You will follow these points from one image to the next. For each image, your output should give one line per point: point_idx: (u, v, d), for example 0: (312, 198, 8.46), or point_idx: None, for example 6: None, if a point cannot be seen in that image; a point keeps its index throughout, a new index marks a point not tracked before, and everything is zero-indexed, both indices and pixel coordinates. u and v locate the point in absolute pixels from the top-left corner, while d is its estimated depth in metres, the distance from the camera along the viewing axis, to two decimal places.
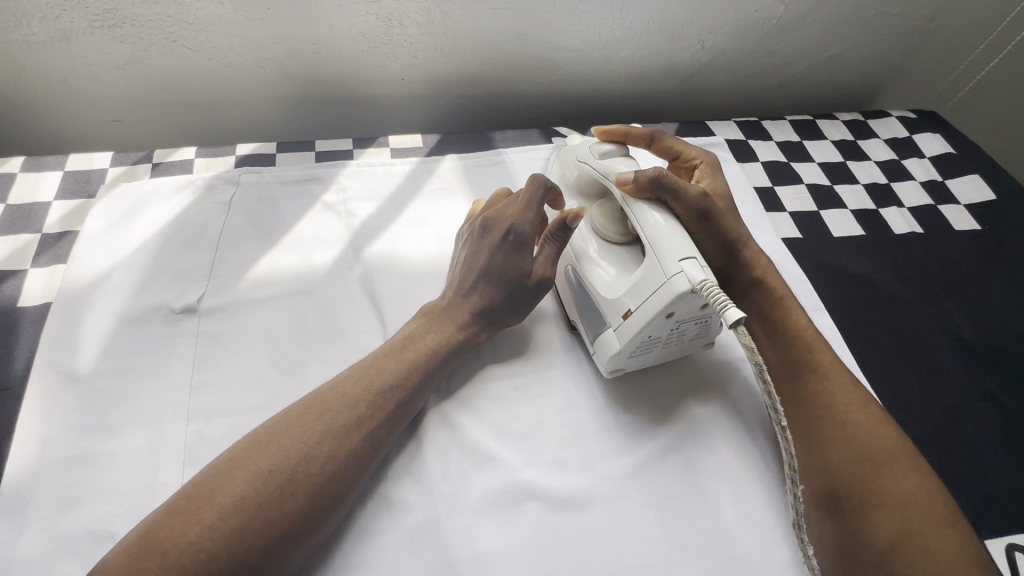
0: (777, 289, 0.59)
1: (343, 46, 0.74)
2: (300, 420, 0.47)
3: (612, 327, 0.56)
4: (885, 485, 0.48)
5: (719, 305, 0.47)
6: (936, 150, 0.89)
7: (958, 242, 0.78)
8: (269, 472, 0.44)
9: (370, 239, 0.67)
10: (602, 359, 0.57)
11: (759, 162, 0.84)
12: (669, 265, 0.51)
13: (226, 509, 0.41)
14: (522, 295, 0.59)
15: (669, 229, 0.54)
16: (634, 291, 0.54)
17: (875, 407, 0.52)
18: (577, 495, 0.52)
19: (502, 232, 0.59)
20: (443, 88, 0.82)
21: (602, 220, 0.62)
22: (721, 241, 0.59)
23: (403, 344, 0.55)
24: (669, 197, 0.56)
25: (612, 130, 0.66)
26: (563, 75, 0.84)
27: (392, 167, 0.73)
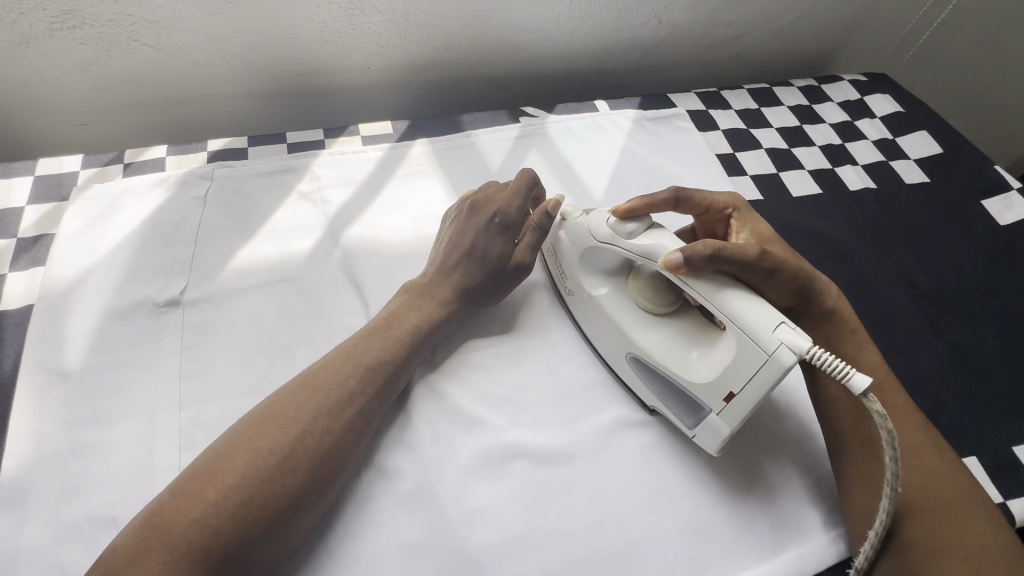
0: (846, 329, 0.57)
1: (307, 37, 0.75)
2: (293, 398, 0.49)
3: (714, 411, 0.51)
4: (950, 525, 0.48)
5: (841, 372, 0.44)
6: (885, 110, 0.93)
7: (908, 196, 0.83)
8: (267, 452, 0.45)
9: (347, 224, 0.68)
10: (709, 443, 0.53)
11: (719, 129, 0.87)
12: (765, 340, 0.46)
13: (230, 487, 0.43)
14: (506, 278, 0.62)
15: (745, 300, 0.49)
16: (734, 372, 0.49)
17: (947, 454, 0.52)
18: (561, 450, 0.55)
19: (489, 214, 0.63)
20: (410, 75, 0.84)
21: (647, 295, 0.57)
22: (796, 286, 0.55)
23: (388, 322, 0.57)
24: (728, 264, 0.50)
25: (633, 207, 0.56)
26: (527, 56, 0.86)
27: (365, 154, 0.74)
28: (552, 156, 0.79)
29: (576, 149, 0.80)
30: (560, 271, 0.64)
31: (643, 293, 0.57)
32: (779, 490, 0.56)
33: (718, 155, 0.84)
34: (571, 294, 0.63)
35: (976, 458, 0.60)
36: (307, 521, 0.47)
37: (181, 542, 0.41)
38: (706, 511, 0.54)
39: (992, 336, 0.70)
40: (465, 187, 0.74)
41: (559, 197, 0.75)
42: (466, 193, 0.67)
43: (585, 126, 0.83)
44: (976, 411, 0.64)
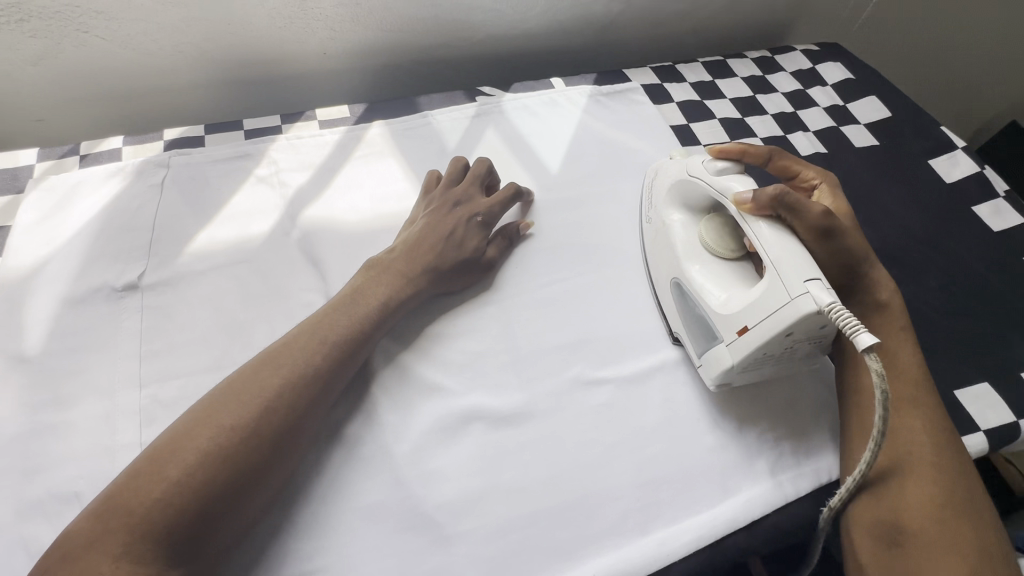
0: (896, 321, 0.58)
1: (258, 24, 0.75)
2: (258, 375, 0.49)
3: (725, 342, 0.55)
4: (947, 522, 0.49)
5: (850, 327, 0.45)
6: (837, 77, 0.95)
7: (857, 159, 0.85)
8: (233, 427, 0.46)
9: (305, 204, 0.69)
10: (711, 370, 0.57)
11: (674, 102, 0.88)
12: (793, 286, 0.49)
13: (194, 459, 0.44)
14: (474, 272, 0.65)
15: (789, 249, 0.51)
16: (754, 309, 0.52)
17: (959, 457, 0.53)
18: (517, 411, 0.57)
19: (471, 210, 0.66)
20: (366, 59, 0.85)
21: (711, 234, 0.60)
22: (849, 261, 0.57)
23: (353, 298, 0.58)
24: (790, 214, 0.53)
25: (729, 149, 0.62)
26: (482, 37, 0.87)
27: (322, 137, 0.75)
28: (509, 133, 0.80)
29: (533, 125, 0.81)
30: (648, 205, 0.69)
31: (710, 231, 0.60)
32: (730, 441, 0.58)
33: (672, 126, 0.85)
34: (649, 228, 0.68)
35: None
36: (264, 497, 0.48)
37: (147, 512, 0.41)
38: (658, 462, 0.56)
39: (936, 288, 0.72)
40: (422, 166, 0.75)
41: (517, 171, 0.77)
42: (450, 170, 0.69)
43: (541, 103, 0.84)
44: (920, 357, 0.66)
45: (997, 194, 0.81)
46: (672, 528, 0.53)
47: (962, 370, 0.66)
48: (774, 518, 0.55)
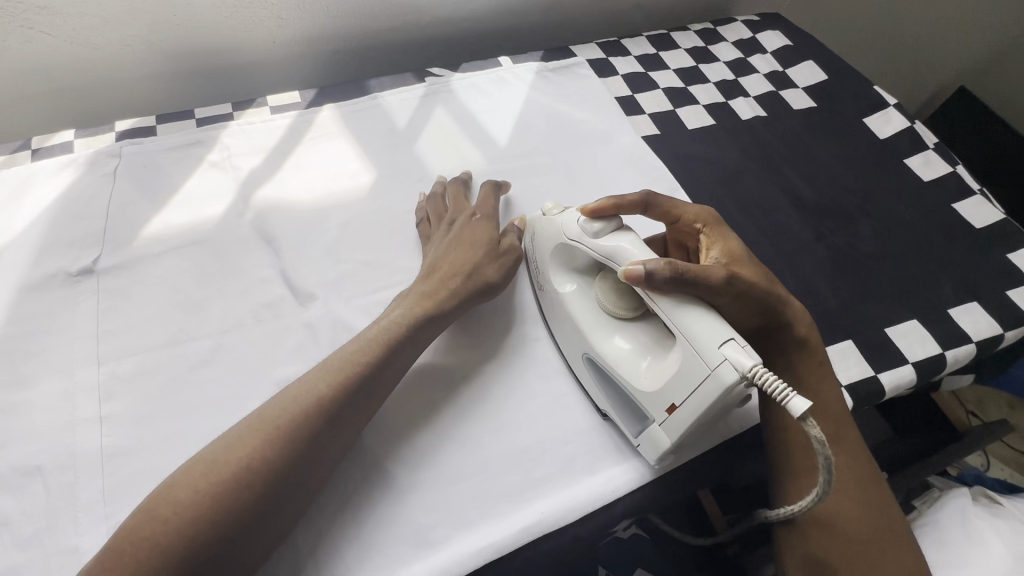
0: (813, 359, 0.59)
1: (204, 14, 0.76)
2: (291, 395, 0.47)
3: (656, 421, 0.52)
4: (872, 556, 0.51)
5: (779, 394, 0.42)
6: (775, 45, 0.98)
7: (795, 120, 0.88)
8: (270, 451, 0.43)
9: (258, 186, 0.71)
10: (650, 452, 0.54)
11: (618, 74, 0.91)
12: (709, 355, 0.46)
13: (227, 480, 0.41)
14: (501, 260, 0.62)
15: (699, 314, 0.48)
16: (678, 383, 0.49)
17: (882, 489, 0.55)
18: (466, 368, 0.60)
19: (470, 214, 0.66)
20: (316, 45, 0.86)
21: (608, 297, 0.57)
22: (757, 307, 0.55)
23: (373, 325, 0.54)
24: (691, 286, 0.49)
25: (600, 208, 0.56)
26: (430, 19, 0.89)
27: (273, 122, 0.77)
28: (459, 111, 0.82)
29: (481, 103, 0.84)
30: (534, 264, 0.65)
31: (608, 295, 0.57)
32: None
33: (617, 97, 0.88)
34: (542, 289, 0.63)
35: (851, 340, 0.66)
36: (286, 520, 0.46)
37: (170, 534, 0.39)
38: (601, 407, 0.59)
39: (868, 237, 0.76)
40: (373, 145, 0.77)
41: (466, 147, 0.79)
42: (436, 202, 0.69)
43: (489, 81, 0.86)
44: (853, 300, 0.70)
45: (926, 146, 0.85)
46: (618, 467, 0.56)
47: (891, 310, 0.69)
48: (713, 454, 0.58)
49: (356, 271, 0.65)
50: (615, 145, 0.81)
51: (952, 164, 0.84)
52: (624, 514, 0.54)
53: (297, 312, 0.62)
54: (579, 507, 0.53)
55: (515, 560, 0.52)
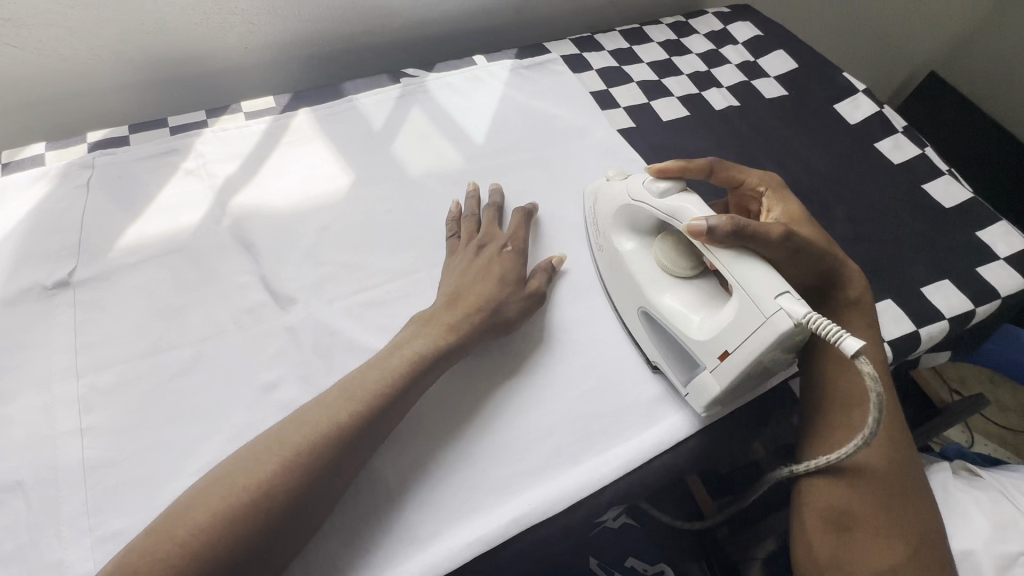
0: (863, 318, 0.61)
1: (173, 21, 0.76)
2: (293, 422, 0.47)
3: (707, 368, 0.54)
4: (892, 507, 0.53)
5: (833, 334, 0.44)
6: (746, 36, 1.00)
7: (768, 109, 0.90)
8: (282, 472, 0.43)
9: (235, 192, 0.71)
10: (699, 398, 0.56)
11: (593, 69, 0.92)
12: (765, 304, 0.49)
13: (240, 499, 0.42)
14: (527, 301, 0.62)
15: (756, 267, 0.51)
16: (731, 332, 0.52)
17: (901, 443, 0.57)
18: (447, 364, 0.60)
19: (500, 244, 0.64)
20: (288, 49, 0.86)
21: (666, 254, 0.60)
22: (814, 261, 0.59)
23: (390, 351, 0.54)
24: (752, 239, 0.52)
25: (668, 168, 0.62)
26: (403, 20, 0.89)
27: (248, 128, 0.77)
28: (435, 110, 0.83)
29: (457, 102, 0.84)
30: (597, 227, 0.69)
31: (665, 252, 0.60)
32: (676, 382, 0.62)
33: (592, 92, 0.89)
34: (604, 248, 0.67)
35: None
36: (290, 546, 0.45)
37: (182, 557, 0.39)
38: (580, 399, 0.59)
39: (843, 220, 0.78)
40: (350, 148, 0.77)
41: (444, 146, 0.79)
42: (470, 223, 0.67)
43: (464, 80, 0.87)
44: None
45: (895, 130, 0.87)
46: (602, 456, 0.56)
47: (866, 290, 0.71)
48: (697, 439, 0.59)
49: (337, 273, 0.65)
50: (592, 139, 0.82)
51: (921, 147, 0.86)
52: (611, 502, 0.55)
53: (278, 316, 0.62)
54: (565, 497, 0.53)
55: (506, 552, 0.52)
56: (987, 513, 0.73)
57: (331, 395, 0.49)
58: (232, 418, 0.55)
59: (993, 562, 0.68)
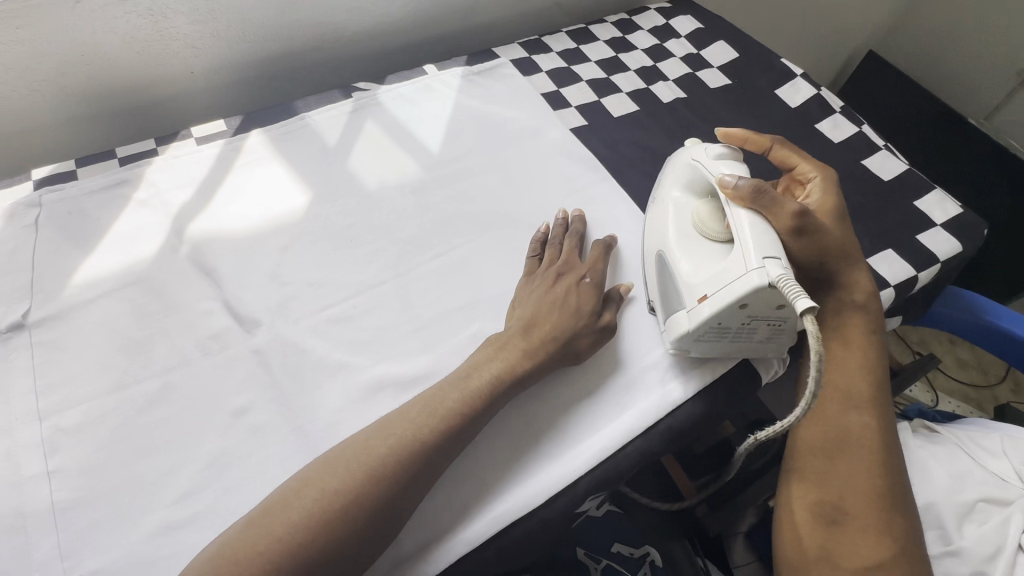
0: (864, 322, 0.64)
1: (114, 51, 0.75)
2: (340, 454, 0.49)
3: (685, 308, 0.60)
4: (878, 502, 0.56)
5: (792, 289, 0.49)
6: (688, 29, 1.03)
7: (713, 98, 0.93)
8: (361, 481, 0.47)
9: (191, 219, 0.70)
10: (670, 336, 0.61)
11: (542, 71, 0.94)
12: (751, 260, 0.54)
13: (320, 506, 0.45)
14: (597, 334, 0.61)
15: (756, 232, 0.57)
16: (715, 280, 0.57)
17: (889, 440, 0.59)
18: (417, 375, 0.61)
19: (579, 275, 0.64)
20: (235, 70, 0.85)
21: (706, 212, 0.64)
22: (817, 256, 0.63)
23: (465, 374, 0.56)
24: (766, 209, 0.59)
25: (733, 135, 0.75)
26: (350, 35, 0.90)
27: (200, 153, 0.76)
28: (388, 122, 0.83)
29: (411, 112, 0.85)
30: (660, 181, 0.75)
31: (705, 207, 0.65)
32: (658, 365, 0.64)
33: (543, 93, 0.91)
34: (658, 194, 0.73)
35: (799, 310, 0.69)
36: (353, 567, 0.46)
37: None
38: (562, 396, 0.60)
39: None
40: (306, 166, 0.77)
41: (400, 157, 0.80)
42: (554, 247, 0.68)
43: (416, 90, 0.87)
44: None
45: (833, 111, 0.91)
46: (576, 447, 0.57)
47: None
48: (666, 422, 0.60)
49: (301, 292, 0.65)
50: (546, 140, 0.84)
51: (858, 125, 0.90)
52: (588, 492, 0.56)
53: (244, 339, 0.61)
54: (546, 489, 0.54)
55: (489, 551, 0.53)
56: (946, 466, 0.77)
57: (411, 411, 0.53)
58: (204, 447, 0.55)
59: (954, 512, 0.72)
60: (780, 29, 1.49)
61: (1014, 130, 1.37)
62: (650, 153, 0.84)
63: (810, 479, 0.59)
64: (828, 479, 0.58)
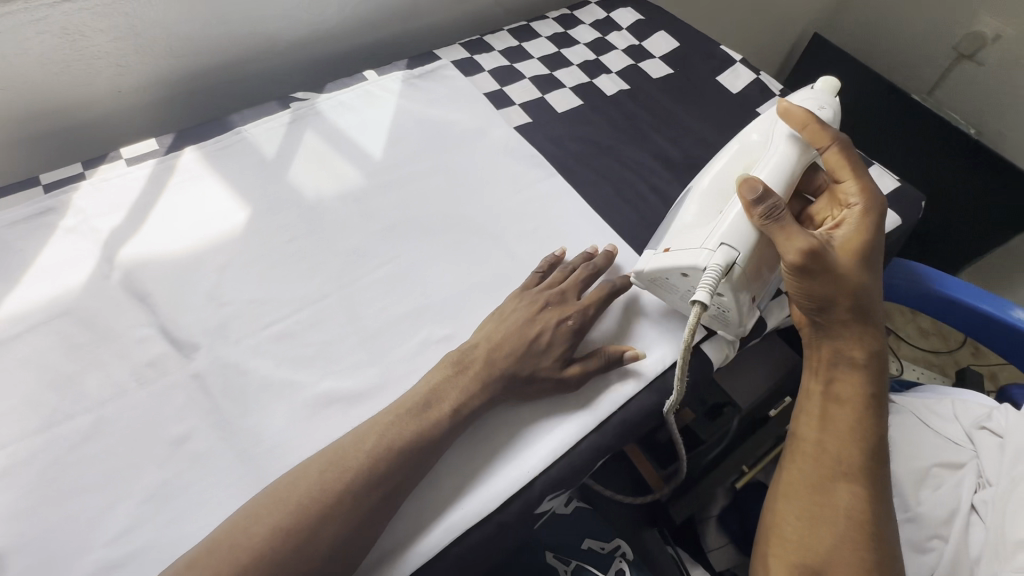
0: (858, 383, 0.58)
1: (30, 74, 0.71)
2: (290, 485, 0.48)
3: (652, 251, 0.64)
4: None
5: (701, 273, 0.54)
6: (629, 21, 1.04)
7: (656, 88, 0.94)
8: (310, 510, 0.46)
9: (121, 244, 0.67)
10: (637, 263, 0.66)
11: (484, 71, 0.93)
12: (711, 241, 0.59)
13: (268, 540, 0.44)
14: (556, 384, 0.58)
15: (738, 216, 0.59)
16: (681, 242, 0.61)
17: (880, 507, 0.55)
18: (365, 388, 0.59)
19: (562, 313, 0.61)
20: (166, 86, 0.83)
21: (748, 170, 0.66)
22: (818, 302, 0.58)
23: (428, 400, 0.54)
24: (772, 235, 0.57)
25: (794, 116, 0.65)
26: (285, 44, 0.88)
27: (131, 174, 0.73)
28: (328, 130, 0.82)
29: (352, 120, 0.83)
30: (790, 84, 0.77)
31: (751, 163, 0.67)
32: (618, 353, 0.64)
33: (486, 93, 0.90)
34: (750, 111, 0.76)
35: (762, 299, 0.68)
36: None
37: None
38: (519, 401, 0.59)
39: None
40: (244, 181, 0.75)
41: (340, 165, 0.78)
42: (561, 274, 0.66)
43: (356, 97, 0.86)
44: None
45: (773, 95, 0.93)
46: (530, 447, 0.57)
47: None
48: (620, 415, 0.60)
49: (241, 311, 0.64)
50: (491, 140, 0.83)
51: None
52: (544, 492, 0.55)
53: (182, 365, 0.59)
54: (499, 492, 0.54)
55: (444, 563, 0.52)
56: (902, 434, 0.78)
57: (367, 439, 0.50)
58: (142, 480, 0.53)
59: (910, 479, 0.73)
60: (724, 17, 1.51)
61: (954, 104, 1.43)
62: (598, 148, 0.84)
63: (789, 542, 0.55)
64: (808, 543, 0.54)
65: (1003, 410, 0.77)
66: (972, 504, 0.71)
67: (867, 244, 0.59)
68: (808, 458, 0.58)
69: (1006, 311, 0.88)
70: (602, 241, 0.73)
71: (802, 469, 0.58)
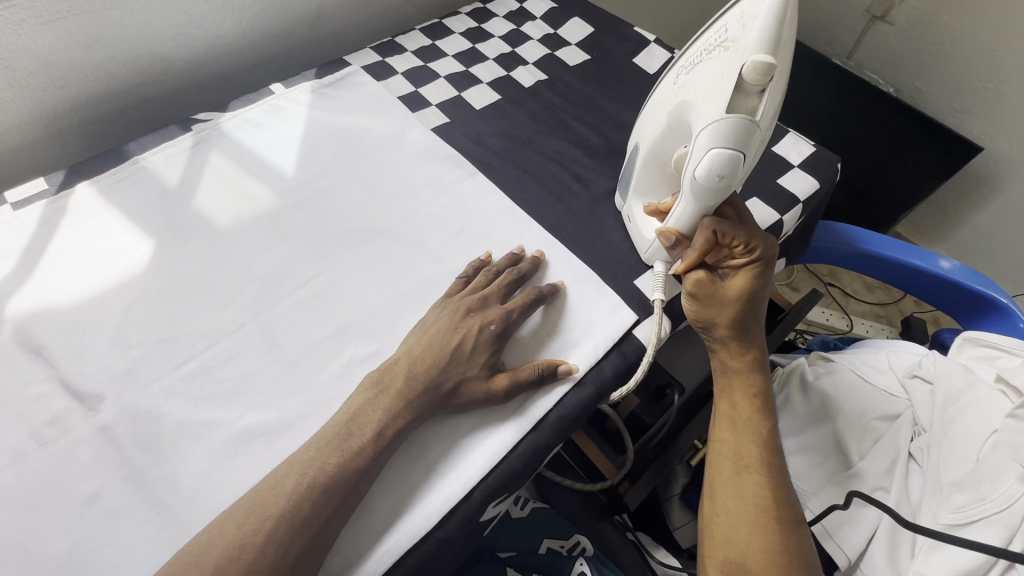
0: (745, 390, 0.61)
1: None
2: (207, 540, 0.45)
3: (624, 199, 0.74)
4: (776, 562, 0.51)
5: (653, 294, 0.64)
6: (542, 10, 1.02)
7: (574, 76, 0.93)
8: (227, 564, 0.43)
9: (11, 296, 0.62)
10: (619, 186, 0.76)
11: (397, 73, 0.90)
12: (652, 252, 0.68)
13: None
14: (480, 395, 0.56)
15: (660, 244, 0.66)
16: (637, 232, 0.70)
17: (785, 491, 0.55)
18: (290, 419, 0.57)
19: (485, 318, 0.59)
20: (50, 120, 0.77)
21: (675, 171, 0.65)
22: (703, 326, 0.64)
23: (347, 428, 0.51)
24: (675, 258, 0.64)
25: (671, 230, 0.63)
26: (180, 63, 0.83)
27: (15, 218, 0.67)
28: (234, 150, 0.78)
29: (259, 136, 0.80)
30: (730, 34, 0.56)
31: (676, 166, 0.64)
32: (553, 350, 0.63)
33: (400, 96, 0.88)
34: (696, 72, 0.60)
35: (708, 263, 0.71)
36: None
37: None
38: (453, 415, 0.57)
39: None
40: (146, 213, 0.71)
41: (250, 186, 0.75)
42: (485, 277, 0.65)
43: (262, 112, 0.82)
44: None
45: None
46: (466, 458, 0.55)
47: None
48: (555, 412, 0.59)
49: (149, 353, 0.60)
50: (408, 144, 0.81)
51: None
52: (485, 499, 0.54)
53: (87, 420, 0.55)
54: (436, 509, 0.52)
55: None
56: (841, 389, 0.80)
57: (288, 478, 0.48)
58: (49, 548, 0.49)
59: (854, 435, 0.75)
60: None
61: (875, 63, 1.47)
62: (518, 142, 0.83)
63: (715, 541, 0.55)
64: (728, 536, 0.54)
65: (931, 355, 0.79)
66: (910, 452, 0.73)
67: (752, 286, 0.62)
68: (719, 457, 0.59)
69: (933, 262, 0.91)
70: (528, 236, 0.72)
71: (714, 469, 0.58)
